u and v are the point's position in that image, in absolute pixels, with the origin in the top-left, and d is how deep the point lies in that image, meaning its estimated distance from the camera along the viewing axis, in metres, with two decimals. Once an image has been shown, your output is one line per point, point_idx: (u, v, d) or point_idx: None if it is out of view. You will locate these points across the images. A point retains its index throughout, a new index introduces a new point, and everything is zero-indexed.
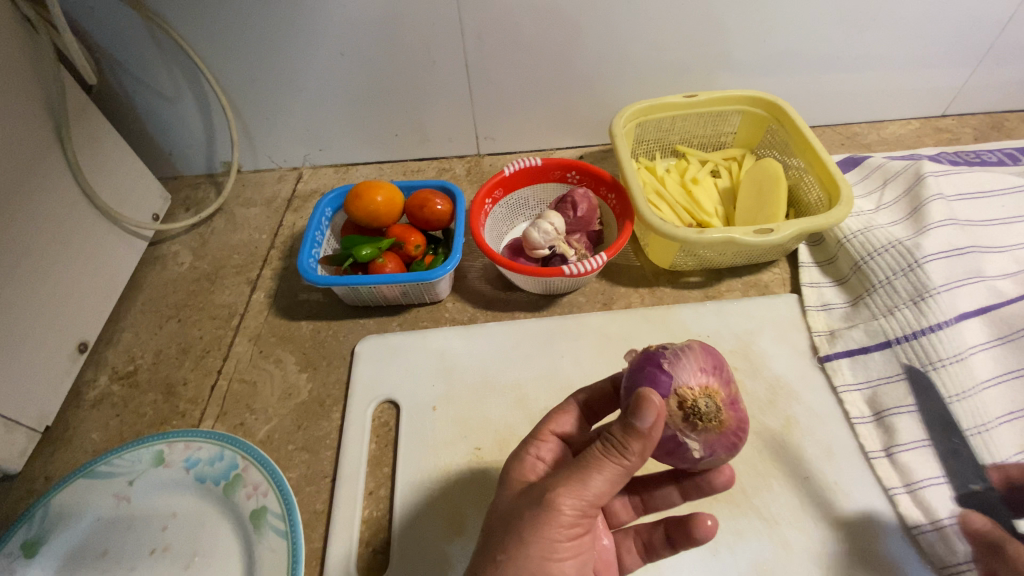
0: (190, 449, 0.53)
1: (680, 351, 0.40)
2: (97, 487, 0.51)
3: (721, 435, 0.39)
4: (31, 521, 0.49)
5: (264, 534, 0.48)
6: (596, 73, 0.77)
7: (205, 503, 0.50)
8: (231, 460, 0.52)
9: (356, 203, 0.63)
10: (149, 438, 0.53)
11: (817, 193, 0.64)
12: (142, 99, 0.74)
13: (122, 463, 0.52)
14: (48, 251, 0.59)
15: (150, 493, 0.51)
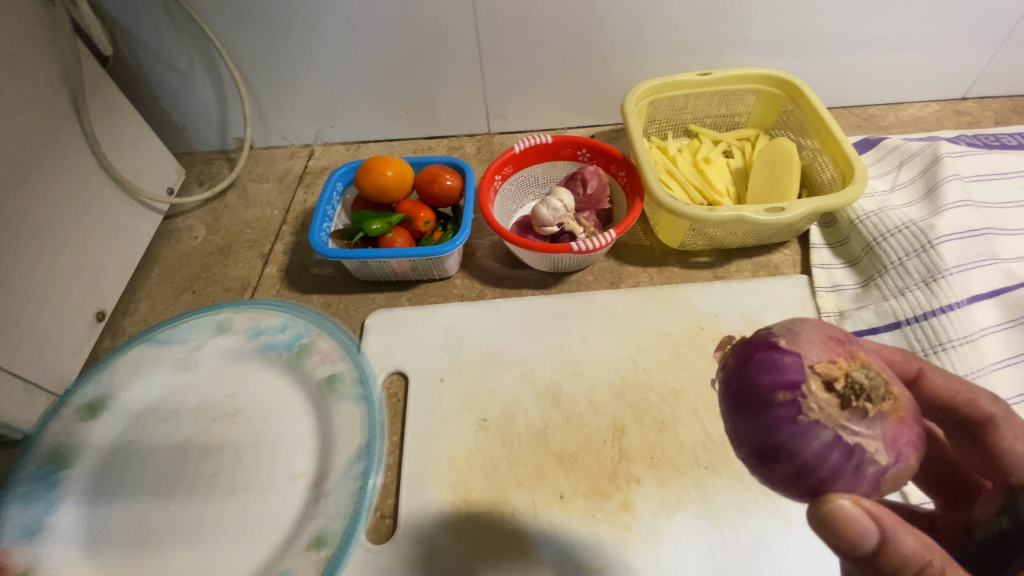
0: (256, 319, 0.58)
1: (796, 325, 0.35)
2: (166, 349, 0.56)
3: (899, 419, 0.31)
4: (110, 371, 0.54)
5: (338, 402, 0.53)
6: (609, 51, 0.76)
7: (275, 366, 0.56)
8: (297, 332, 0.57)
9: (367, 178, 0.63)
10: (212, 309, 0.58)
11: (831, 173, 0.63)
12: (156, 73, 0.74)
13: (184, 330, 0.57)
14: (63, 221, 0.60)
15: (213, 362, 0.56)
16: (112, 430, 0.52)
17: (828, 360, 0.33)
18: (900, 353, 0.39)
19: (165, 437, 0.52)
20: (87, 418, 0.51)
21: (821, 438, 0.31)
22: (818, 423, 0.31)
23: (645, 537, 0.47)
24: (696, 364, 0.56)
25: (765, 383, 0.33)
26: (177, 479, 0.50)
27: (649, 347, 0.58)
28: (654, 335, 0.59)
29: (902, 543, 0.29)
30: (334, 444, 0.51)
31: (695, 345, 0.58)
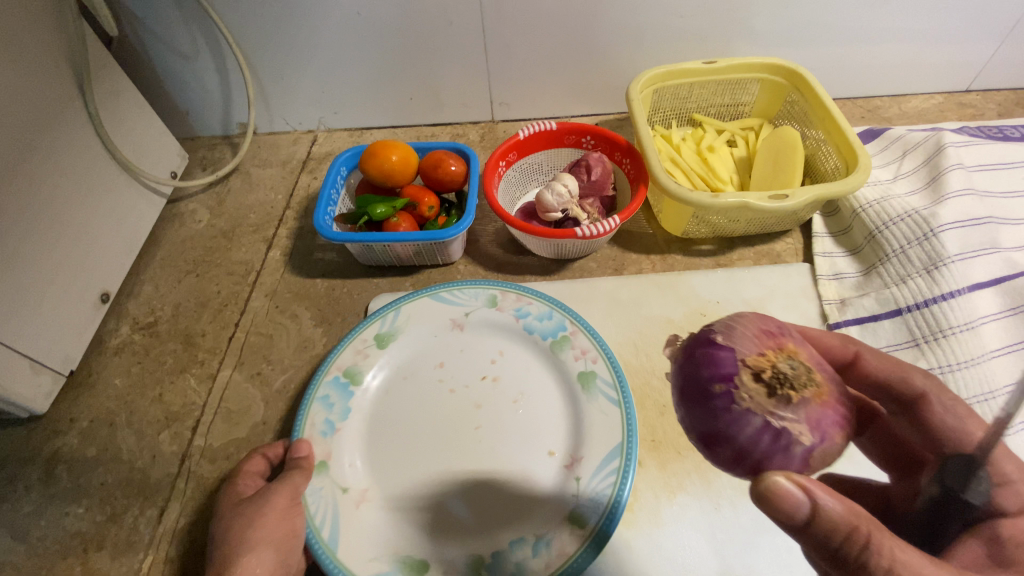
0: (520, 302, 0.56)
1: (731, 323, 0.37)
2: (432, 311, 0.56)
3: (824, 405, 0.34)
4: (384, 318, 0.55)
5: (594, 398, 0.49)
6: (615, 39, 0.76)
7: (536, 351, 0.54)
8: (560, 322, 0.54)
9: (372, 162, 0.64)
10: (486, 282, 0.58)
11: (834, 162, 0.63)
12: (160, 56, 0.74)
13: (530, 311, 0.55)
14: (68, 203, 0.60)
15: (482, 328, 0.56)
16: (385, 373, 0.53)
17: (759, 353, 0.35)
18: (838, 338, 0.44)
19: (403, 389, 0.53)
20: (366, 355, 0.53)
21: (752, 424, 0.34)
22: (750, 411, 0.34)
23: (646, 518, 0.48)
24: None
25: (701, 376, 0.36)
26: (418, 425, 0.51)
27: (651, 333, 0.58)
28: (657, 321, 0.59)
29: (834, 513, 0.32)
30: (583, 433, 0.48)
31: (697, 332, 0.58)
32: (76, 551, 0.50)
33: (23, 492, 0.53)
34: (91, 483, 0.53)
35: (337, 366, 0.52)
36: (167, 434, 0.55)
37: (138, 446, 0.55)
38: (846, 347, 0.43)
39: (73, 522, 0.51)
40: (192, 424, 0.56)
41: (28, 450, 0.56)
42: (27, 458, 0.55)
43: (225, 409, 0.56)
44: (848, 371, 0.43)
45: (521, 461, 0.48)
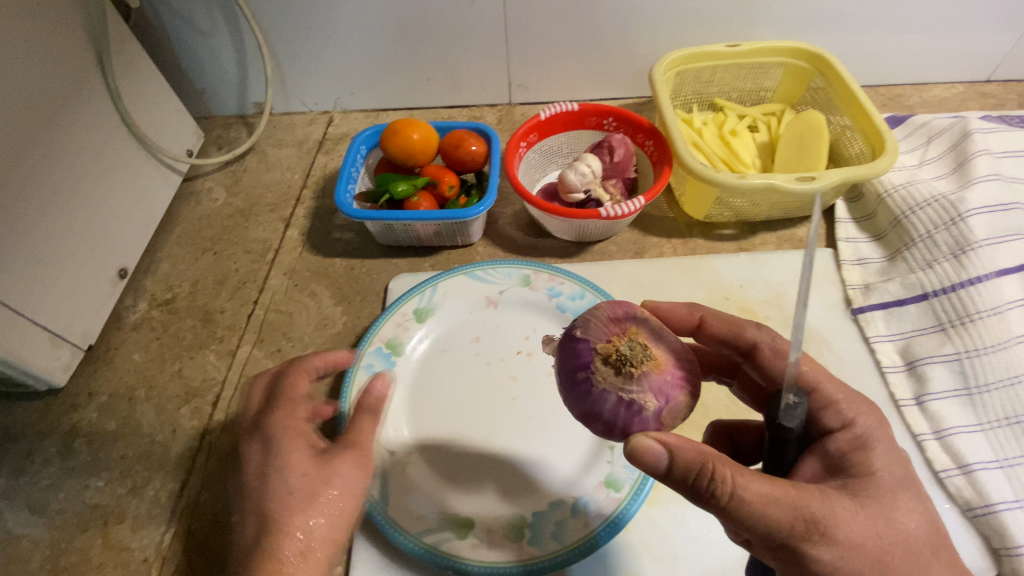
0: (553, 281, 0.59)
1: (586, 314, 0.40)
2: (471, 287, 0.59)
3: (662, 373, 0.37)
4: (422, 294, 0.58)
5: None
6: (636, 22, 0.75)
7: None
8: (591, 301, 0.57)
9: (393, 140, 0.63)
10: (519, 262, 0.60)
11: (859, 147, 0.63)
12: (177, 32, 0.73)
13: (565, 290, 0.58)
14: (87, 176, 0.60)
15: (517, 305, 0.59)
16: (424, 346, 0.56)
17: (606, 339, 0.38)
18: (685, 308, 0.46)
19: (439, 362, 0.55)
20: (406, 328, 0.56)
21: (609, 399, 0.37)
22: (605, 389, 0.37)
23: (670, 497, 0.48)
24: None
25: (566, 369, 0.39)
26: (454, 402, 0.52)
27: None
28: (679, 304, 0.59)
29: (679, 459, 0.33)
30: None
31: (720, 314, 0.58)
32: (96, 524, 0.49)
33: (42, 465, 0.53)
34: (111, 456, 0.53)
35: (379, 338, 0.55)
36: (187, 409, 0.55)
37: (158, 420, 0.54)
38: (692, 314, 0.46)
39: (93, 495, 0.51)
40: (212, 399, 0.55)
41: (46, 424, 0.55)
42: (46, 432, 0.55)
43: (246, 385, 0.56)
44: (698, 334, 0.47)
45: (554, 427, 0.50)
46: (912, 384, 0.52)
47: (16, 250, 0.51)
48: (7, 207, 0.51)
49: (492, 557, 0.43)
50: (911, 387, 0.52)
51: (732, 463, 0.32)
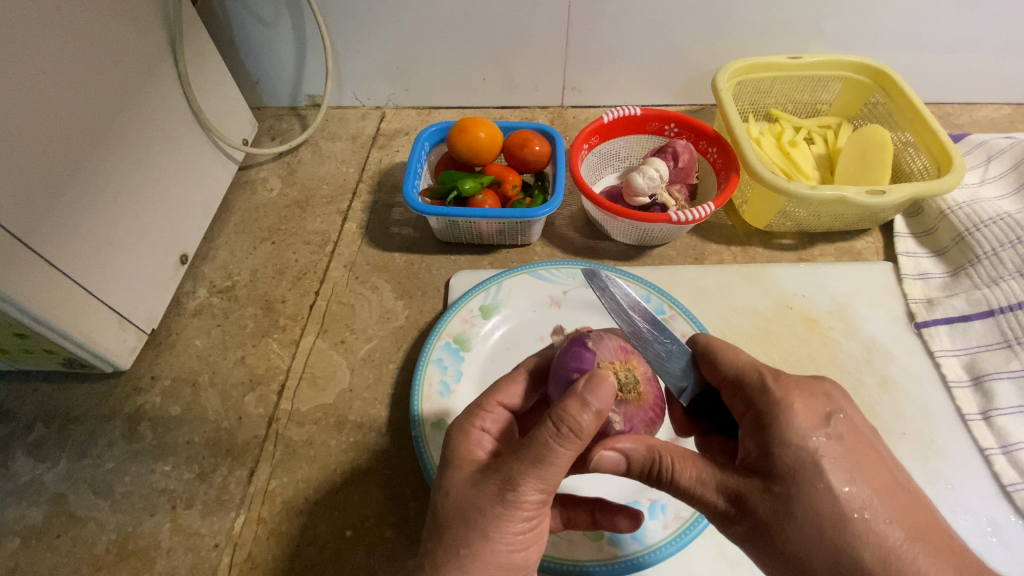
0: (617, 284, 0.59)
1: (602, 333, 0.44)
2: (537, 287, 0.60)
3: (640, 408, 0.41)
4: (488, 291, 0.58)
5: None
6: (696, 31, 0.76)
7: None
8: (658, 305, 0.57)
9: (460, 138, 0.63)
10: (582, 264, 0.61)
11: (923, 163, 0.64)
12: (240, 22, 0.72)
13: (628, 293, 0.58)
14: (156, 161, 0.59)
15: (580, 306, 0.59)
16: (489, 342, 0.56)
17: (610, 360, 0.42)
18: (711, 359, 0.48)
19: (508, 359, 0.55)
20: (473, 323, 0.56)
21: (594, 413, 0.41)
22: None
23: None
24: (786, 341, 0.57)
25: (566, 366, 0.41)
26: None
27: (738, 323, 0.58)
28: (743, 311, 0.59)
29: (633, 461, 0.36)
30: None
31: (784, 323, 0.58)
32: (164, 508, 0.49)
33: (106, 447, 0.52)
34: (177, 441, 0.52)
35: (448, 332, 0.55)
36: (252, 396, 0.55)
37: (223, 407, 0.54)
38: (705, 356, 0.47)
39: (160, 480, 0.50)
40: (277, 387, 0.55)
41: (109, 406, 0.55)
42: (108, 415, 0.55)
43: (311, 374, 0.56)
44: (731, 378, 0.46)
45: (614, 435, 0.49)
46: (979, 399, 0.52)
47: (92, 230, 0.51)
48: (89, 188, 0.51)
49: (572, 553, 0.43)
50: (979, 402, 0.52)
51: (676, 450, 0.35)
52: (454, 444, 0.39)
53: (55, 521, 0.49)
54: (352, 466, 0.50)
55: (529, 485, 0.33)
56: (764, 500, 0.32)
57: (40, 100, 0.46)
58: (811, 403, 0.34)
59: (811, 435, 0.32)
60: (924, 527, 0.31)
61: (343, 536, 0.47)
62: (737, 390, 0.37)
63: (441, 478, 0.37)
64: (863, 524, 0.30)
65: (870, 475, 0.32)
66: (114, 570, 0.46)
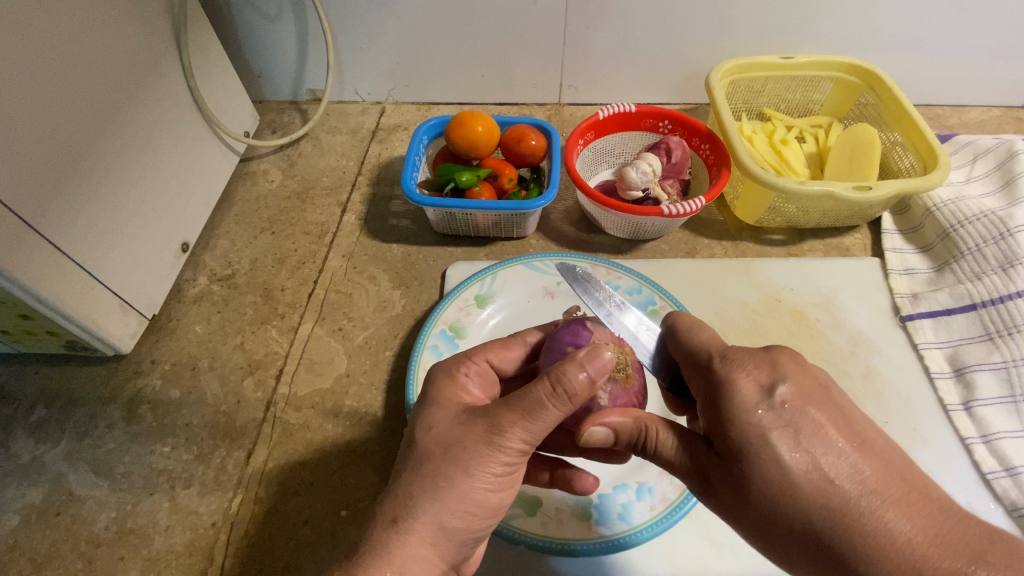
0: (610, 276, 0.60)
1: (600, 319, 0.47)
2: (531, 277, 0.61)
3: (624, 390, 0.44)
4: (482, 281, 0.60)
5: None
6: (691, 31, 0.77)
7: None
8: (649, 297, 0.58)
9: (458, 131, 0.65)
10: (575, 257, 0.62)
11: (910, 162, 0.65)
12: (243, 17, 0.74)
13: (620, 285, 0.59)
14: (159, 149, 0.60)
15: (572, 297, 0.60)
16: (483, 331, 0.57)
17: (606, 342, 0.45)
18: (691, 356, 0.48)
19: None
20: (468, 312, 0.58)
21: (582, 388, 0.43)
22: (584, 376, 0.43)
23: None
24: (774, 333, 0.58)
25: (561, 339, 0.44)
26: None
27: (728, 314, 0.60)
28: (733, 303, 0.60)
29: (619, 426, 0.38)
30: None
31: (772, 316, 0.59)
32: (162, 487, 0.50)
33: (106, 429, 0.53)
34: (176, 423, 0.53)
35: (443, 320, 0.56)
36: (251, 381, 0.56)
37: (222, 391, 0.55)
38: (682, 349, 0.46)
39: (159, 460, 0.51)
40: (275, 372, 0.57)
41: (109, 389, 0.56)
42: (108, 397, 0.55)
43: (309, 360, 0.57)
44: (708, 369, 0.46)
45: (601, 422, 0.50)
46: (961, 390, 0.53)
47: (96, 216, 0.52)
48: (93, 174, 0.52)
49: (560, 532, 0.45)
50: (961, 393, 0.53)
51: (660, 421, 0.37)
52: (442, 386, 0.40)
53: (55, 499, 0.49)
54: (348, 449, 0.51)
55: (514, 435, 0.35)
56: (723, 473, 0.33)
57: (47, 88, 0.47)
58: (754, 375, 0.34)
59: (756, 409, 0.33)
60: (878, 482, 0.31)
61: (338, 516, 0.48)
62: (694, 367, 0.38)
63: (423, 411, 0.39)
64: (812, 488, 0.31)
65: (818, 438, 0.32)
66: (113, 548, 0.47)
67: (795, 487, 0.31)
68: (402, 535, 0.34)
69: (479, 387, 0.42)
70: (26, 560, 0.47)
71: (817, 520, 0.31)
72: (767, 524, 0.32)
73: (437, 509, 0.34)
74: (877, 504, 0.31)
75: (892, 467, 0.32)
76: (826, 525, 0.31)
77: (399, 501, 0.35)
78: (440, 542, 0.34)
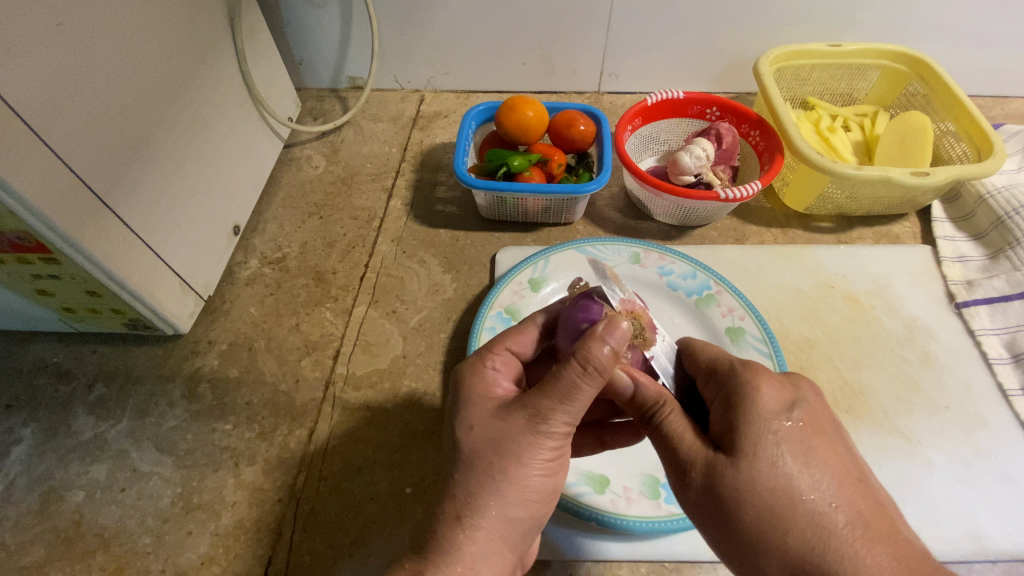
0: (663, 260, 0.60)
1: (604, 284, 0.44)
2: (585, 261, 0.61)
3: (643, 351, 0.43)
4: (535, 265, 0.60)
5: (744, 350, 0.54)
6: (734, 19, 0.77)
7: (682, 307, 0.58)
8: (705, 281, 0.58)
9: (508, 116, 0.65)
10: (628, 241, 0.62)
11: (962, 149, 0.65)
12: (290, 3, 0.74)
13: (675, 270, 0.59)
14: (213, 132, 0.60)
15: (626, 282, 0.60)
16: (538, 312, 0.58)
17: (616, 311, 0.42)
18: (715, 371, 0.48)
19: None
20: (523, 295, 0.58)
21: None
22: None
23: None
24: (829, 319, 0.58)
25: (573, 318, 0.42)
26: None
27: (781, 300, 0.60)
28: (785, 289, 0.60)
29: (643, 393, 0.38)
30: None
31: (826, 302, 0.59)
32: (226, 464, 0.50)
33: (167, 407, 0.54)
34: (236, 402, 0.54)
35: (499, 303, 0.57)
36: (308, 361, 0.56)
37: (280, 371, 0.56)
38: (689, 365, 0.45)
39: (222, 438, 0.52)
40: (332, 352, 0.57)
41: (167, 368, 0.56)
42: (167, 376, 0.56)
43: (365, 341, 0.58)
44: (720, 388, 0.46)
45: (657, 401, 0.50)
46: (1021, 375, 0.53)
47: (159, 195, 0.52)
48: (155, 152, 0.52)
49: (629, 509, 0.45)
50: (1022, 378, 0.53)
51: (679, 412, 0.37)
52: (472, 382, 0.40)
53: (119, 475, 0.50)
54: (408, 427, 0.52)
55: (558, 418, 0.36)
56: (729, 472, 0.34)
57: (119, 65, 0.47)
58: (776, 391, 0.36)
59: (773, 419, 0.35)
60: (869, 517, 0.33)
61: (403, 493, 0.48)
62: (709, 377, 0.40)
63: (459, 412, 0.38)
64: (808, 504, 0.33)
65: (824, 462, 0.34)
66: (180, 522, 0.47)
67: (795, 499, 0.33)
68: (468, 531, 0.34)
69: (508, 378, 0.41)
70: (93, 535, 0.47)
71: (809, 536, 0.33)
72: (758, 533, 0.33)
73: (500, 501, 0.35)
74: (865, 533, 0.32)
75: (882, 507, 0.34)
76: (814, 543, 0.32)
77: (460, 499, 0.35)
78: (509, 533, 0.35)
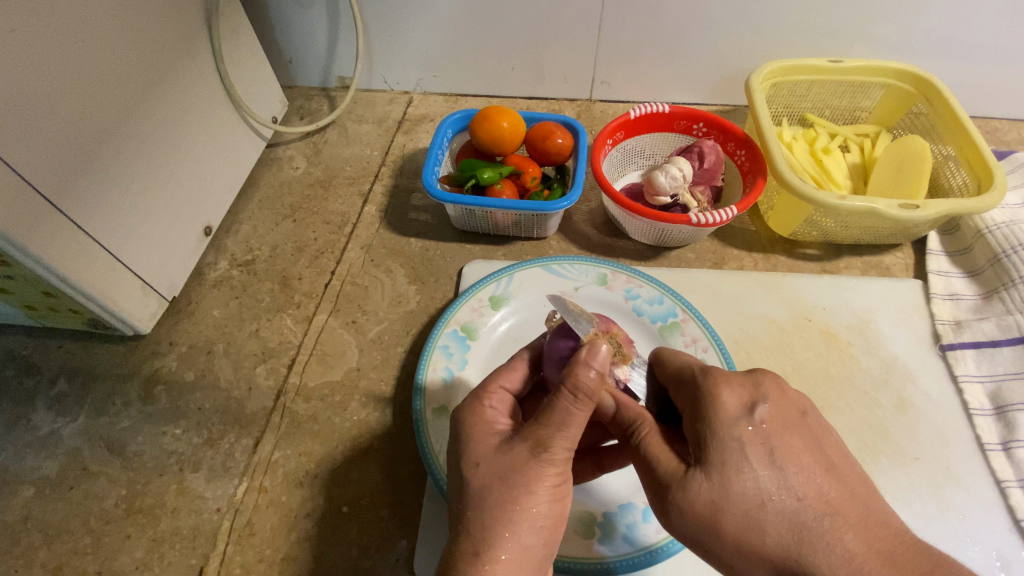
0: (630, 284, 0.58)
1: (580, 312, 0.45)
2: (550, 281, 0.59)
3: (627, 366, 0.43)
4: (498, 282, 0.58)
5: None
6: (732, 28, 0.73)
7: (645, 333, 0.56)
8: (671, 308, 0.56)
9: (483, 126, 0.63)
10: (596, 261, 0.60)
11: (962, 179, 0.61)
12: (277, 2, 0.73)
13: (641, 294, 0.57)
14: (186, 133, 0.60)
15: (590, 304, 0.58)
16: (497, 333, 0.56)
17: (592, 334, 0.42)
18: None
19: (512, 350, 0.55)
20: (482, 313, 0.56)
21: None
22: None
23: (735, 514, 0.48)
24: (801, 355, 0.55)
25: (554, 349, 0.42)
26: None
27: (753, 331, 0.57)
28: (759, 319, 0.58)
29: (621, 413, 0.38)
30: None
31: (801, 336, 0.57)
32: (172, 469, 0.50)
33: (122, 407, 0.54)
34: (189, 406, 0.54)
35: (455, 320, 0.56)
36: (263, 368, 0.56)
37: (235, 377, 0.56)
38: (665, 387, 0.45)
39: (170, 442, 0.52)
40: (287, 361, 0.57)
41: (128, 368, 0.57)
42: (127, 376, 0.56)
43: (321, 351, 0.57)
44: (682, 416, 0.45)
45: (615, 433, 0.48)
46: (1001, 429, 0.50)
47: (120, 197, 0.52)
48: (117, 156, 0.52)
49: (562, 548, 0.44)
50: (1001, 431, 0.50)
51: (657, 431, 0.37)
52: (472, 417, 0.39)
53: (69, 473, 0.51)
54: (353, 443, 0.51)
55: (557, 444, 0.35)
56: (702, 486, 0.33)
57: (78, 70, 0.47)
58: (736, 392, 0.36)
59: (736, 423, 0.34)
60: (840, 504, 0.33)
61: (339, 512, 0.48)
62: (679, 385, 0.39)
63: (462, 450, 0.38)
64: (780, 503, 0.33)
65: (794, 456, 0.34)
66: (121, 525, 0.48)
67: (765, 500, 0.33)
68: (488, 565, 0.33)
69: (504, 414, 0.40)
70: (37, 531, 0.48)
71: (786, 533, 0.32)
72: (738, 541, 0.33)
73: (515, 531, 0.34)
74: (838, 524, 0.32)
75: (852, 493, 0.34)
76: (792, 539, 0.32)
77: (476, 535, 0.34)
78: (527, 564, 0.34)
